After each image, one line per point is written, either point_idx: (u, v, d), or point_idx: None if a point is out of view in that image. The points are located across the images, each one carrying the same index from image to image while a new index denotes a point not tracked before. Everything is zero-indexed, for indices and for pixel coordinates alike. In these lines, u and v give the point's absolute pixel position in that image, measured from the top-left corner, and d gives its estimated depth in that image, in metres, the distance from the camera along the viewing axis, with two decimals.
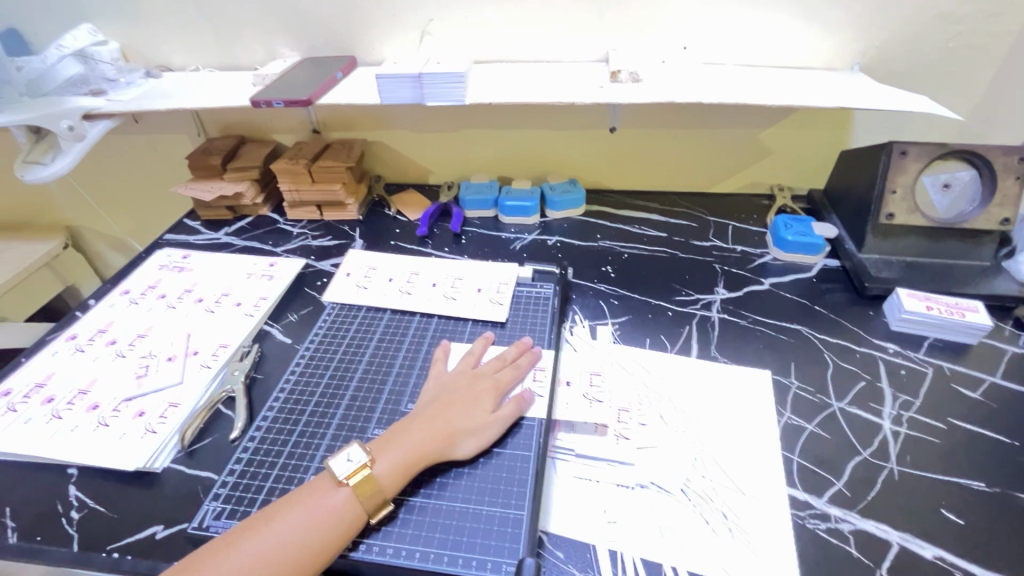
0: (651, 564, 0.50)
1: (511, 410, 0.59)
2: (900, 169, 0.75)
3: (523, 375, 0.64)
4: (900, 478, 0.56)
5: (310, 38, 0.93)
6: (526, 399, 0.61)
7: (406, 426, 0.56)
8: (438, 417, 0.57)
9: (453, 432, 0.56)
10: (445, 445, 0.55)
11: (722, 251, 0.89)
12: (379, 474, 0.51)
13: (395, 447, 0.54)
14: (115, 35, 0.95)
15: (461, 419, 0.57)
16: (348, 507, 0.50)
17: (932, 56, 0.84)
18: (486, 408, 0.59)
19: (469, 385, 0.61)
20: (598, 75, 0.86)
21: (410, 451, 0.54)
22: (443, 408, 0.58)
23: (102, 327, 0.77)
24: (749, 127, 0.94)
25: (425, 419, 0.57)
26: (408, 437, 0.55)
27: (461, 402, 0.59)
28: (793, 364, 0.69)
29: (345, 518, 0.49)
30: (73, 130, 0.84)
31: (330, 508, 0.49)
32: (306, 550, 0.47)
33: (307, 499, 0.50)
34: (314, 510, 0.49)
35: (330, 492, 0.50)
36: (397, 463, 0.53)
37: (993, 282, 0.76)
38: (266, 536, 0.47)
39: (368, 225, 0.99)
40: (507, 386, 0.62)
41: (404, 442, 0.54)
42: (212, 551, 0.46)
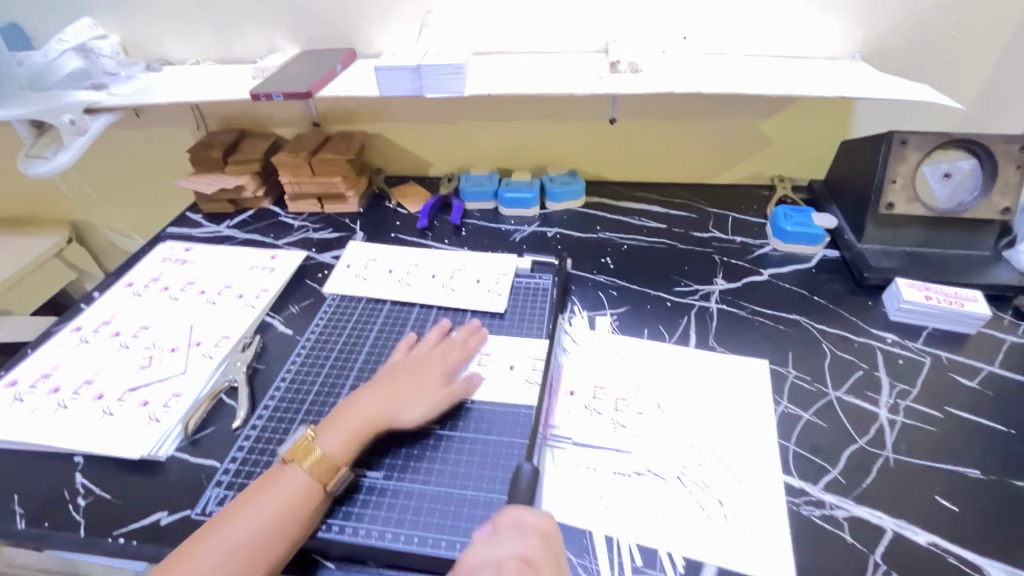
0: (646, 549, 0.50)
1: (460, 386, 0.61)
2: (900, 158, 0.75)
3: (473, 352, 0.67)
4: (895, 465, 0.57)
5: (310, 30, 0.93)
6: (475, 377, 0.63)
7: (354, 402, 0.58)
8: (382, 394, 0.59)
9: (398, 404, 0.59)
10: (392, 416, 0.58)
11: (721, 242, 0.90)
12: (329, 447, 0.54)
13: (341, 422, 0.56)
14: (115, 29, 0.95)
15: (407, 392, 0.59)
16: (310, 480, 0.51)
17: (934, 45, 0.84)
18: (433, 381, 0.61)
19: (417, 361, 0.64)
20: (597, 65, 0.86)
21: (357, 424, 0.56)
22: (389, 383, 0.60)
23: (106, 319, 0.78)
24: (749, 118, 0.93)
25: (371, 395, 0.59)
26: (354, 411, 0.57)
27: (408, 377, 0.61)
28: (791, 353, 0.69)
29: (308, 490, 0.51)
30: (75, 124, 0.85)
31: (290, 483, 0.51)
32: (275, 524, 0.48)
33: (268, 482, 0.51)
34: (274, 490, 0.50)
35: (287, 470, 0.52)
36: (346, 435, 0.55)
37: (993, 272, 0.76)
38: (234, 520, 0.48)
39: (368, 217, 0.99)
40: (457, 362, 0.65)
41: (351, 417, 0.57)
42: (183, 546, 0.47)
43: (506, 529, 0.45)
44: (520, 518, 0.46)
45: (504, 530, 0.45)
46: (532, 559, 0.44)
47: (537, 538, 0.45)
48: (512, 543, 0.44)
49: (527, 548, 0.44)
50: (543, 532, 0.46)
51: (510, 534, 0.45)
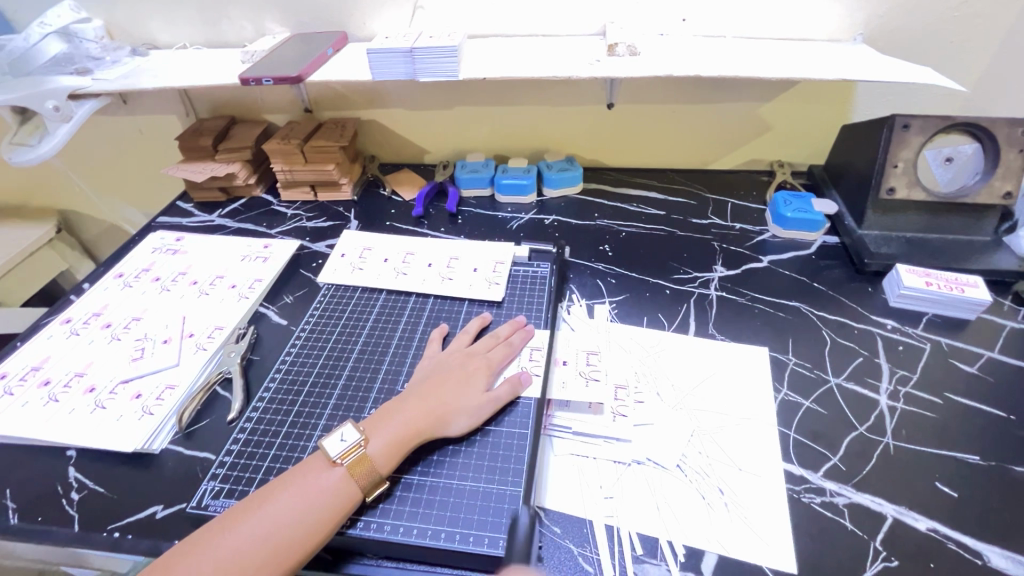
0: (647, 538, 0.50)
1: (505, 391, 0.59)
2: (901, 142, 0.74)
3: (517, 351, 0.65)
4: (896, 452, 0.57)
5: (300, 12, 0.90)
6: (522, 381, 0.60)
7: (400, 403, 0.56)
8: (432, 394, 0.57)
9: (446, 405, 0.56)
10: (439, 424, 0.55)
11: (721, 228, 0.89)
12: (373, 454, 0.52)
13: (389, 424, 0.54)
14: (99, 13, 0.92)
15: (453, 398, 0.57)
16: (343, 484, 0.50)
17: (937, 26, 0.82)
18: (480, 388, 0.59)
19: (464, 363, 0.61)
20: (595, 48, 0.84)
21: (402, 428, 0.54)
22: (436, 385, 0.58)
23: (97, 310, 0.77)
24: (750, 102, 0.92)
25: (417, 397, 0.57)
26: (401, 414, 0.55)
27: (455, 380, 0.59)
28: (791, 340, 0.69)
29: (340, 497, 0.49)
30: (59, 111, 0.83)
31: (324, 487, 0.49)
32: (301, 528, 0.47)
33: (300, 481, 0.50)
34: (306, 490, 0.49)
35: (323, 472, 0.50)
36: (390, 441, 0.53)
37: (994, 257, 0.75)
38: (260, 517, 0.47)
39: (363, 205, 0.97)
40: (500, 365, 0.62)
41: (396, 420, 0.54)
42: (204, 537, 0.46)
43: None
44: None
45: None
46: None
47: None
48: None
49: None
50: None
51: None
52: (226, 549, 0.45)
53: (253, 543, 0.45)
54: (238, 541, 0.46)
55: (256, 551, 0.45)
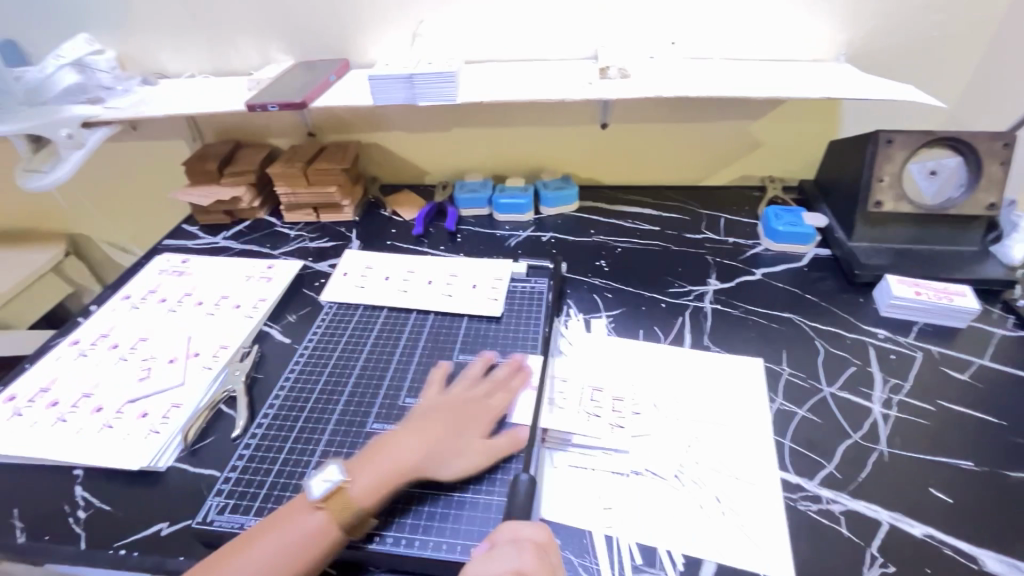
0: (646, 549, 0.51)
1: (501, 442, 0.57)
2: (886, 157, 0.77)
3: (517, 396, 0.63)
4: (890, 459, 0.57)
5: (304, 41, 0.94)
6: (520, 437, 0.58)
7: (392, 441, 0.55)
8: (425, 435, 0.56)
9: (439, 452, 0.55)
10: (427, 467, 0.54)
11: (714, 243, 0.91)
12: (354, 495, 0.51)
13: (376, 466, 0.53)
14: (110, 45, 0.96)
15: (450, 441, 0.56)
16: (322, 532, 0.49)
17: (917, 45, 0.85)
18: (477, 435, 0.58)
19: (469, 403, 0.61)
20: (587, 71, 0.87)
21: (389, 467, 0.53)
22: (434, 422, 0.58)
23: (104, 332, 0.78)
24: (739, 120, 0.95)
25: (411, 435, 0.56)
26: (391, 452, 0.54)
27: (456, 423, 0.58)
28: (785, 351, 0.70)
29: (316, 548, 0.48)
30: (72, 138, 0.87)
31: (307, 530, 0.49)
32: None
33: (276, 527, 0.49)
34: (292, 533, 0.49)
35: (307, 514, 0.50)
36: (375, 483, 0.52)
37: (982, 267, 0.77)
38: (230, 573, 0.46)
39: (364, 226, 1.00)
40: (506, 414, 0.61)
41: (384, 460, 0.54)
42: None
43: (503, 543, 0.45)
44: (516, 532, 0.46)
45: (502, 545, 0.45)
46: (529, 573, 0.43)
47: (532, 550, 0.44)
48: (509, 559, 0.43)
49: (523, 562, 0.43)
50: (540, 546, 0.45)
51: (505, 548, 0.44)
52: None
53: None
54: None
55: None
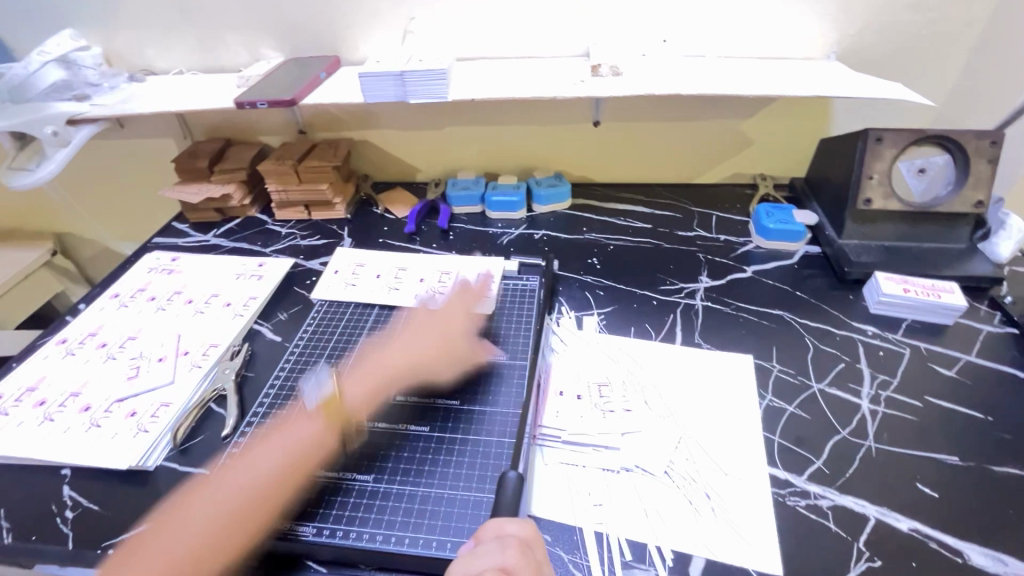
0: (635, 544, 0.51)
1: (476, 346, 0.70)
2: (875, 155, 0.77)
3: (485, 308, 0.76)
4: (877, 455, 0.58)
5: (294, 38, 0.93)
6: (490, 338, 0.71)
7: (372, 365, 0.68)
8: (404, 354, 0.69)
9: (423, 359, 0.68)
10: (416, 375, 0.66)
11: (706, 240, 0.91)
12: (345, 400, 0.64)
13: (359, 381, 0.66)
14: (98, 41, 0.95)
15: (432, 347, 0.70)
16: (276, 461, 0.57)
17: (906, 44, 0.86)
18: (455, 341, 0.71)
19: (442, 323, 0.74)
20: (579, 69, 0.87)
21: (375, 377, 0.66)
22: (416, 338, 0.71)
23: (92, 331, 0.77)
24: (730, 118, 0.95)
25: (388, 356, 0.69)
26: (372, 366, 0.68)
27: (439, 338, 0.71)
28: (775, 348, 0.70)
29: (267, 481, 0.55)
30: (58, 135, 0.86)
31: (293, 436, 0.59)
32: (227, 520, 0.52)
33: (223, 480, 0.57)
34: (278, 442, 0.59)
35: (295, 424, 0.61)
36: (360, 392, 0.64)
37: (969, 264, 0.78)
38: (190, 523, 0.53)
39: (356, 224, 0.99)
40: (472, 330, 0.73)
41: (366, 374, 0.67)
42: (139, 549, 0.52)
43: (488, 541, 0.44)
44: (501, 530, 0.45)
45: (486, 543, 0.44)
46: (513, 569, 0.42)
47: (516, 546, 0.44)
48: (492, 555, 0.43)
49: (506, 559, 0.42)
50: (523, 542, 0.45)
51: (490, 544, 0.44)
52: (207, 501, 0.54)
53: (181, 546, 0.50)
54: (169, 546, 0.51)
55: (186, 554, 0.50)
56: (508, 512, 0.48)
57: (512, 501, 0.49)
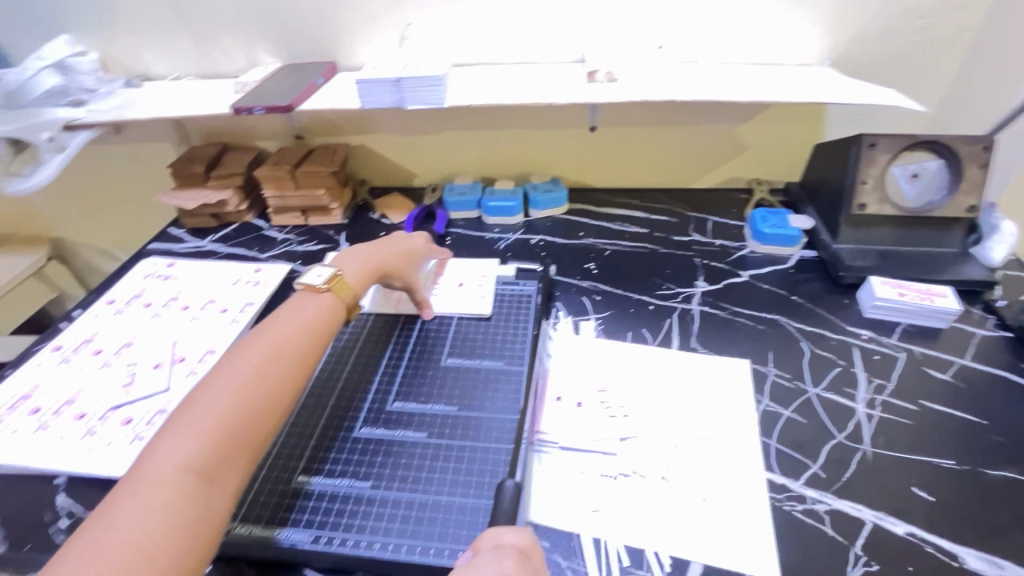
0: (633, 551, 0.51)
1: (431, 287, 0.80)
2: (870, 160, 0.78)
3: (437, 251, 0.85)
4: (873, 459, 0.58)
5: (291, 44, 0.94)
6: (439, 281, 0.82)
7: (362, 257, 0.70)
8: (389, 262, 0.73)
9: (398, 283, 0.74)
10: None
11: (702, 245, 0.91)
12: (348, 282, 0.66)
13: (355, 265, 0.69)
14: (94, 47, 0.95)
15: (398, 254, 0.75)
16: (301, 335, 0.57)
17: (899, 50, 0.87)
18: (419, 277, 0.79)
19: (403, 241, 0.79)
20: (576, 75, 0.87)
21: (371, 269, 0.70)
22: (385, 246, 0.75)
23: (87, 337, 0.77)
24: (726, 124, 0.96)
25: (380, 256, 0.72)
26: (365, 261, 0.70)
27: (402, 250, 0.76)
28: (771, 352, 0.71)
29: (291, 351, 0.55)
30: (53, 141, 0.86)
31: (312, 309, 0.60)
32: (275, 385, 0.52)
33: (238, 354, 0.53)
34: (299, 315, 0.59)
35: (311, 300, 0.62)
36: (359, 275, 0.68)
37: (963, 268, 0.78)
38: (216, 386, 0.49)
39: (353, 229, 0.99)
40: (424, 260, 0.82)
41: (360, 264, 0.69)
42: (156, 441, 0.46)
43: (486, 551, 0.43)
44: (498, 539, 0.44)
45: (484, 553, 0.43)
46: None
47: (514, 556, 0.43)
48: (488, 564, 0.42)
49: (504, 569, 0.41)
50: (521, 551, 0.44)
51: (487, 555, 0.43)
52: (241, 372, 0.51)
53: (221, 412, 0.48)
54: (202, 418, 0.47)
55: (235, 424, 0.47)
56: (506, 521, 0.48)
57: (510, 511, 0.49)
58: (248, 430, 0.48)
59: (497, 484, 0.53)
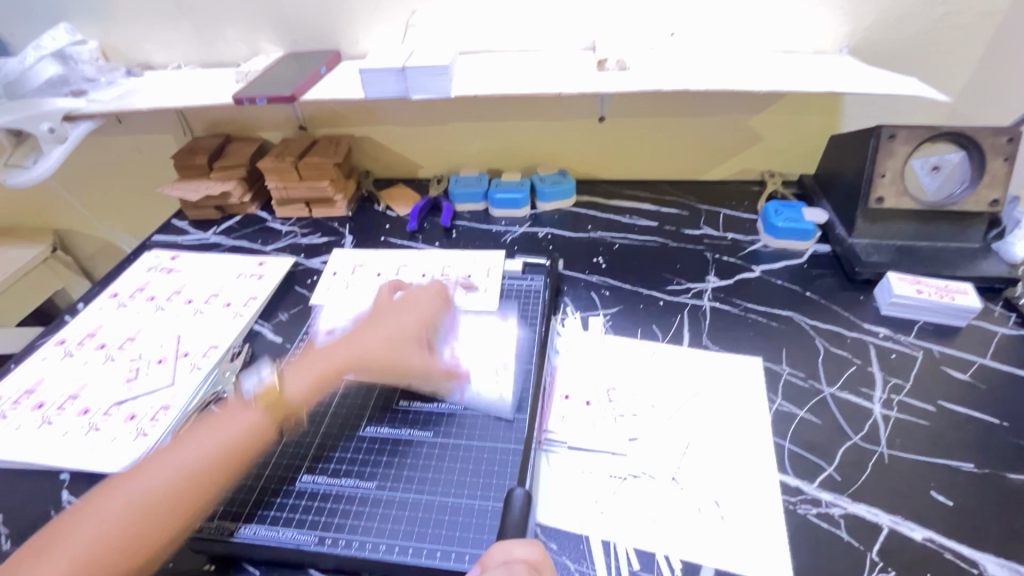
0: (644, 554, 0.50)
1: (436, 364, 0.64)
2: (889, 152, 0.75)
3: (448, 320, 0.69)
4: (890, 461, 0.57)
5: (294, 32, 0.92)
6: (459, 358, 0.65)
7: (323, 352, 0.62)
8: (359, 351, 0.62)
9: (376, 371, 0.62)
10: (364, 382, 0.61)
11: (713, 239, 0.89)
12: (288, 390, 0.57)
13: (308, 368, 0.60)
14: (94, 35, 0.93)
15: (375, 340, 0.63)
16: (219, 448, 0.51)
17: (921, 37, 0.84)
18: (420, 352, 0.64)
19: (392, 318, 0.66)
20: (585, 63, 0.85)
21: (324, 366, 0.60)
22: (364, 333, 0.63)
23: (90, 331, 0.76)
24: (739, 114, 0.93)
25: (347, 348, 0.62)
26: (327, 355, 0.61)
27: (382, 334, 0.63)
28: (784, 350, 0.69)
29: (199, 478, 0.49)
30: (55, 132, 0.84)
31: (241, 422, 0.53)
32: (170, 507, 0.47)
33: (147, 465, 0.50)
34: (224, 427, 0.53)
35: (241, 411, 0.54)
36: (307, 382, 0.58)
37: (983, 264, 0.76)
38: (115, 500, 0.47)
39: (357, 221, 0.98)
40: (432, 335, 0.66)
41: (315, 366, 0.60)
42: (44, 544, 0.45)
43: (495, 567, 0.42)
44: (508, 554, 0.43)
45: (493, 569, 0.42)
46: None
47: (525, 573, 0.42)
48: None
49: None
50: (532, 566, 0.43)
51: (497, 572, 0.42)
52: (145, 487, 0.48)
53: (100, 534, 0.45)
54: (73, 548, 0.44)
55: (111, 553, 0.45)
56: (515, 533, 0.47)
57: (519, 521, 0.48)
58: (128, 557, 0.45)
59: (507, 492, 0.52)
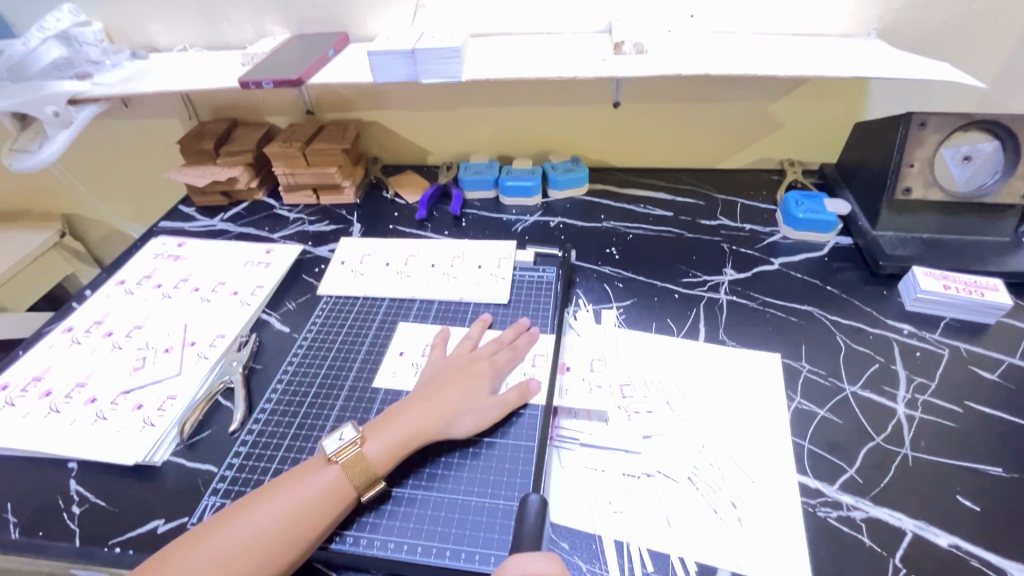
0: (657, 555, 0.49)
1: (512, 397, 0.59)
2: (918, 141, 0.72)
3: (521, 356, 0.64)
4: (914, 464, 0.55)
5: (300, 13, 0.89)
6: (529, 388, 0.60)
7: (401, 409, 0.56)
8: (434, 396, 0.57)
9: (450, 413, 0.56)
10: (442, 429, 0.55)
11: (731, 230, 0.87)
12: (367, 454, 0.52)
13: (387, 428, 0.54)
14: (98, 17, 0.92)
15: (455, 400, 0.57)
16: (299, 514, 0.47)
17: (954, 20, 0.80)
18: (487, 389, 0.59)
19: (461, 366, 0.61)
20: (601, 46, 0.82)
21: (402, 425, 0.54)
22: (439, 391, 0.57)
23: (98, 319, 0.76)
24: (759, 100, 0.90)
25: (423, 399, 0.57)
26: (403, 415, 0.55)
27: (455, 380, 0.59)
28: (804, 346, 0.67)
29: (277, 546, 0.46)
30: (59, 116, 0.83)
31: (323, 484, 0.50)
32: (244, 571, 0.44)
33: (230, 519, 0.47)
34: (306, 488, 0.49)
35: (322, 469, 0.51)
36: (386, 444, 0.53)
37: (1012, 259, 0.73)
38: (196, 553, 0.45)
39: (366, 209, 0.96)
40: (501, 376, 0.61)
41: (396, 424, 0.54)
42: None
43: None
44: (524, 567, 0.43)
45: None
46: None
47: None
48: None
49: None
50: None
51: None
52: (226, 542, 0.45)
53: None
54: None
55: None
56: (530, 543, 0.46)
57: (534, 531, 0.46)
58: None
59: (521, 496, 0.50)
